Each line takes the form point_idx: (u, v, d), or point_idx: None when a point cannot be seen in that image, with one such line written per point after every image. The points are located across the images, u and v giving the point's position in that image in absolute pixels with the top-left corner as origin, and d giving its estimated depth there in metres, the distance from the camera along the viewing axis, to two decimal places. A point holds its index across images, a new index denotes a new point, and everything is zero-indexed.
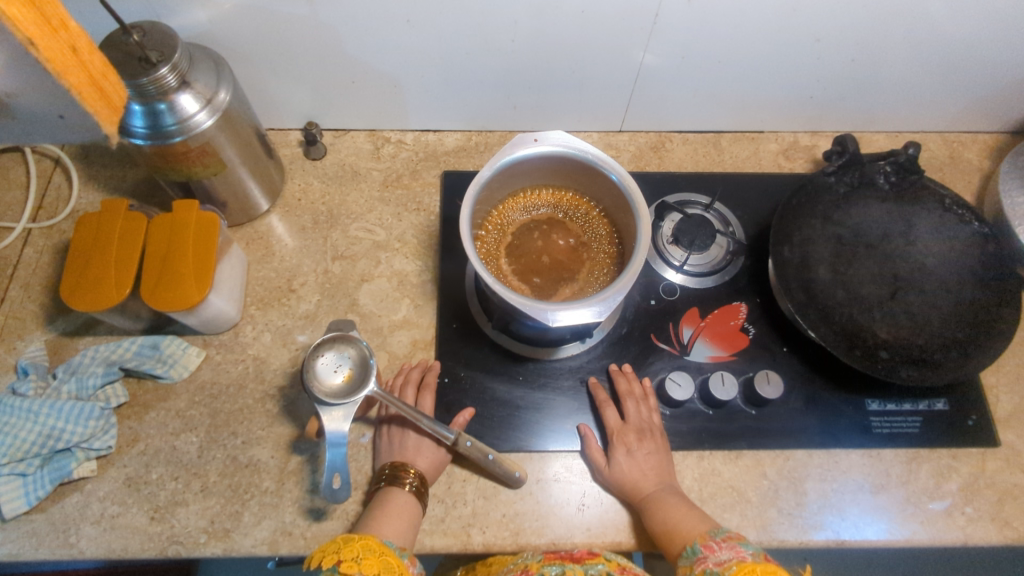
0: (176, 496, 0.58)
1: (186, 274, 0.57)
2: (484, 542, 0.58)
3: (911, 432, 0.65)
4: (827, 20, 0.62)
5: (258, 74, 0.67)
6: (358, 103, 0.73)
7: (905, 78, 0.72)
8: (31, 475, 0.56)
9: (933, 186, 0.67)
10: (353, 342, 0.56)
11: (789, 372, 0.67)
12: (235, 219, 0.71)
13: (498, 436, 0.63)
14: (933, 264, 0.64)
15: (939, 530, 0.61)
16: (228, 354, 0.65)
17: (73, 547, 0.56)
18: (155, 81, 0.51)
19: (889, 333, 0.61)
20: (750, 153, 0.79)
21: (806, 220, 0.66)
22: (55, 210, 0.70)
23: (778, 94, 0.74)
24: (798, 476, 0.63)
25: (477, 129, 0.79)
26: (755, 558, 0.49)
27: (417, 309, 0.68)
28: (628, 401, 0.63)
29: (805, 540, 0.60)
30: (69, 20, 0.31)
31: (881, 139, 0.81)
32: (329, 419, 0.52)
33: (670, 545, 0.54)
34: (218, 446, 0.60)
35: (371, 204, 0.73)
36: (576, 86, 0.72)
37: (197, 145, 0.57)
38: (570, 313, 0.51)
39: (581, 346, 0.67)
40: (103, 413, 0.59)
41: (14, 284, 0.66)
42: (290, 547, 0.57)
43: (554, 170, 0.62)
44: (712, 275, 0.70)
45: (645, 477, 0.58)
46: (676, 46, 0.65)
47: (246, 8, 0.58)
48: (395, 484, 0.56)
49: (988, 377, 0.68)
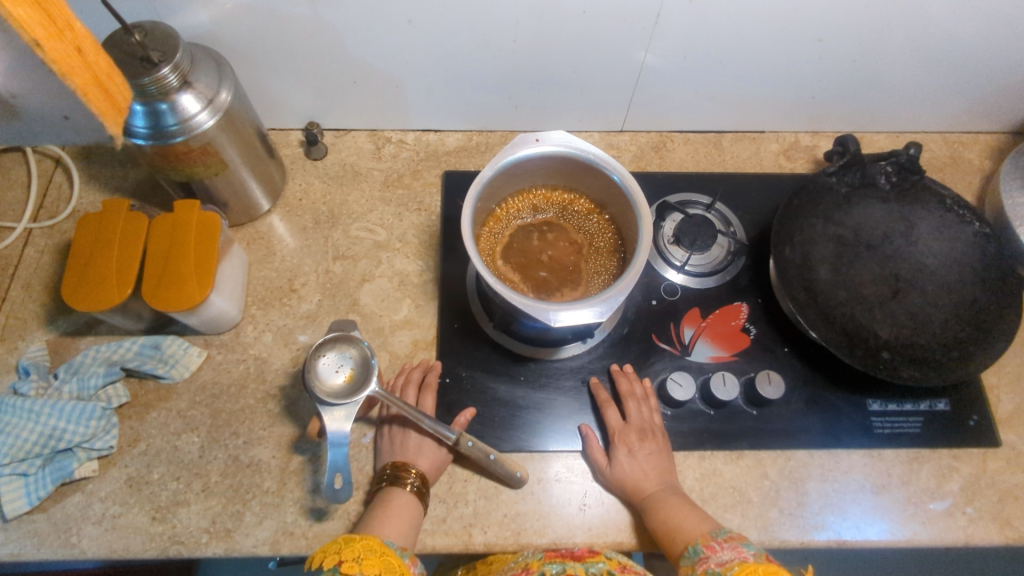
0: (178, 496, 0.58)
1: (189, 273, 0.57)
2: (486, 542, 0.58)
3: (912, 432, 0.65)
4: (829, 20, 0.62)
5: (259, 74, 0.67)
6: (359, 102, 0.73)
7: (906, 79, 0.72)
8: (32, 475, 0.56)
9: (934, 186, 0.68)
10: (354, 343, 0.56)
11: (790, 372, 0.67)
12: (236, 219, 0.71)
13: (500, 436, 0.63)
14: (935, 264, 0.64)
15: (940, 530, 0.61)
16: (230, 354, 0.65)
17: (74, 547, 0.56)
18: (157, 81, 0.51)
19: (890, 333, 0.61)
20: (751, 153, 0.79)
21: (807, 220, 0.66)
22: (56, 209, 0.70)
23: (779, 94, 0.74)
24: (799, 476, 0.63)
25: (478, 129, 0.79)
26: (757, 558, 0.49)
27: (418, 309, 0.68)
28: (629, 402, 0.62)
29: (807, 540, 0.60)
30: (75, 22, 0.31)
31: (882, 139, 0.81)
32: (331, 419, 0.52)
33: (672, 545, 0.54)
34: (220, 447, 0.60)
35: (372, 204, 0.73)
36: (577, 86, 0.72)
37: (198, 145, 0.57)
38: (571, 312, 0.51)
39: (582, 346, 0.67)
40: (104, 414, 0.59)
41: (15, 284, 0.66)
42: (291, 548, 0.57)
43: (555, 170, 0.62)
44: (713, 275, 0.70)
45: (646, 478, 0.58)
46: (678, 46, 0.65)
47: (248, 9, 0.58)
48: (396, 485, 0.56)
49: (989, 377, 0.68)
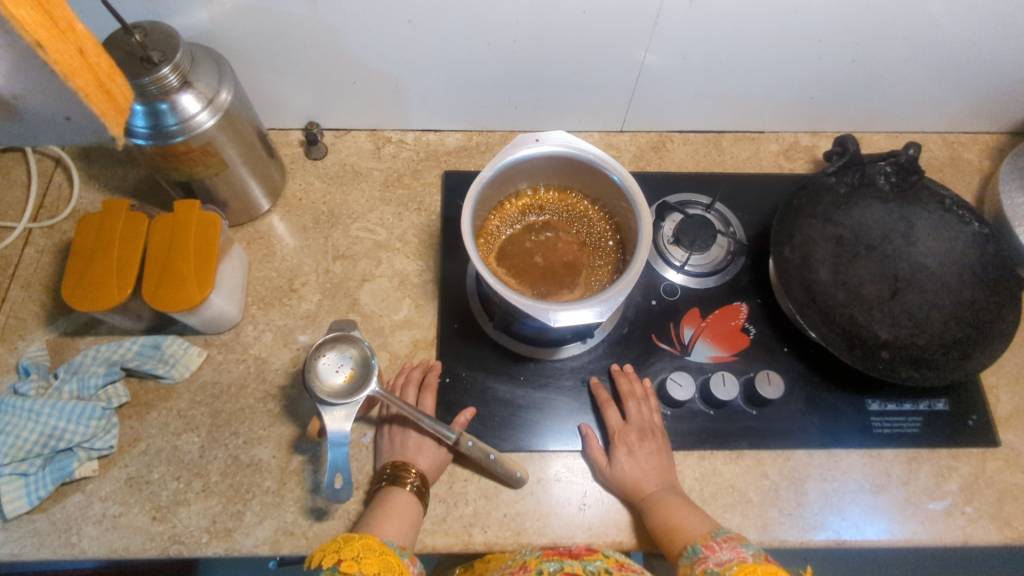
0: (178, 496, 0.58)
1: (189, 274, 0.57)
2: (485, 542, 0.58)
3: (911, 432, 0.65)
4: (828, 20, 0.62)
5: (259, 74, 0.67)
6: (359, 103, 0.73)
7: (905, 79, 0.72)
8: (32, 475, 0.56)
9: (933, 187, 0.68)
10: (354, 342, 0.56)
11: (789, 372, 0.67)
12: (236, 219, 0.71)
13: (499, 436, 0.63)
14: (933, 264, 0.64)
15: (939, 529, 0.61)
16: (230, 354, 0.65)
17: (74, 547, 0.56)
18: (158, 81, 0.51)
19: (889, 333, 0.61)
20: (750, 153, 0.79)
21: (807, 220, 0.66)
22: (55, 209, 0.70)
23: (779, 94, 0.74)
24: (798, 476, 0.63)
25: (478, 130, 0.79)
26: (755, 559, 0.49)
27: (418, 309, 0.69)
28: (629, 401, 0.63)
29: (805, 540, 0.60)
30: (77, 23, 0.32)
31: (882, 139, 0.81)
32: (330, 419, 0.52)
33: (671, 546, 0.54)
34: (220, 446, 0.60)
35: (372, 204, 0.73)
36: (577, 85, 0.72)
37: (198, 145, 0.57)
38: (571, 313, 0.51)
39: (582, 346, 0.67)
40: (104, 413, 0.59)
41: (15, 284, 0.66)
42: (291, 548, 0.57)
43: (555, 170, 0.62)
44: (712, 275, 0.70)
45: (645, 478, 0.58)
46: (677, 47, 0.65)
47: (248, 9, 0.58)
48: (396, 484, 0.56)
49: (988, 377, 0.68)
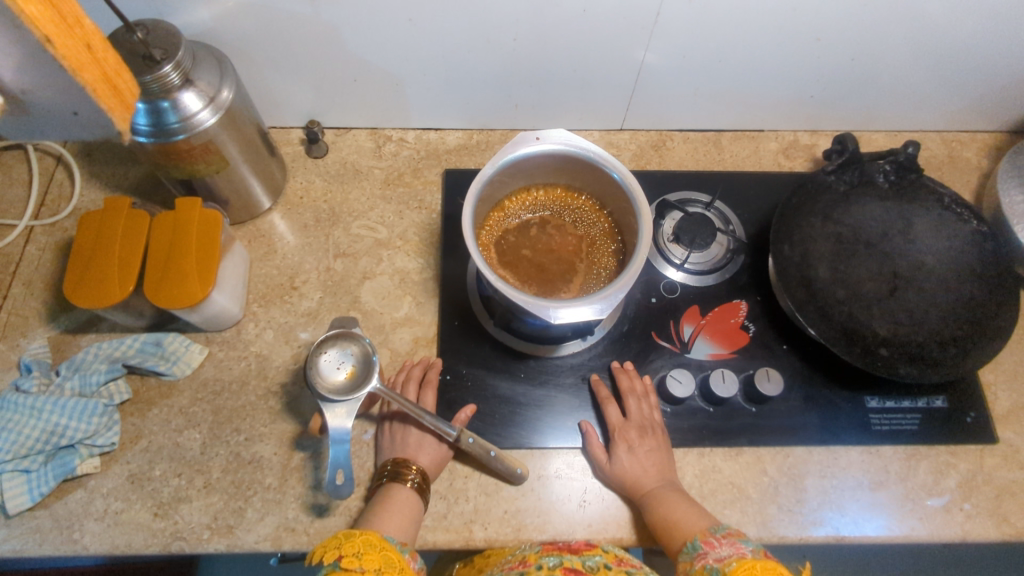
0: (179, 493, 0.58)
1: (190, 271, 0.57)
2: (486, 538, 0.59)
3: (910, 429, 0.65)
4: (828, 19, 0.63)
5: (260, 72, 0.68)
6: (360, 102, 0.73)
7: (904, 79, 0.72)
8: (35, 472, 0.56)
9: (933, 185, 0.68)
10: (354, 339, 0.57)
11: (788, 370, 0.67)
12: (237, 217, 0.71)
13: (500, 432, 0.63)
14: (932, 262, 0.64)
15: (938, 525, 0.61)
16: (231, 351, 0.65)
17: (76, 543, 0.56)
18: (159, 79, 0.51)
19: (888, 330, 0.61)
20: (750, 151, 0.80)
21: (806, 219, 0.66)
22: (57, 207, 0.70)
23: (778, 93, 0.74)
24: (798, 472, 0.63)
25: (479, 128, 0.79)
26: (755, 555, 0.50)
27: (419, 307, 0.69)
28: (629, 398, 0.63)
29: (805, 536, 0.60)
30: (84, 19, 0.32)
31: (881, 138, 0.82)
32: (331, 416, 0.52)
33: (670, 541, 0.54)
34: (221, 443, 0.61)
35: (373, 202, 0.74)
36: (577, 85, 0.72)
37: (200, 143, 0.57)
38: (571, 310, 0.51)
39: (582, 343, 0.67)
40: (106, 410, 0.59)
41: (16, 281, 0.67)
42: (292, 544, 0.57)
43: (557, 168, 0.63)
44: (712, 273, 0.70)
45: (645, 474, 0.59)
46: (677, 46, 0.66)
47: (251, 8, 0.58)
48: (397, 481, 0.56)
49: (987, 374, 0.68)
